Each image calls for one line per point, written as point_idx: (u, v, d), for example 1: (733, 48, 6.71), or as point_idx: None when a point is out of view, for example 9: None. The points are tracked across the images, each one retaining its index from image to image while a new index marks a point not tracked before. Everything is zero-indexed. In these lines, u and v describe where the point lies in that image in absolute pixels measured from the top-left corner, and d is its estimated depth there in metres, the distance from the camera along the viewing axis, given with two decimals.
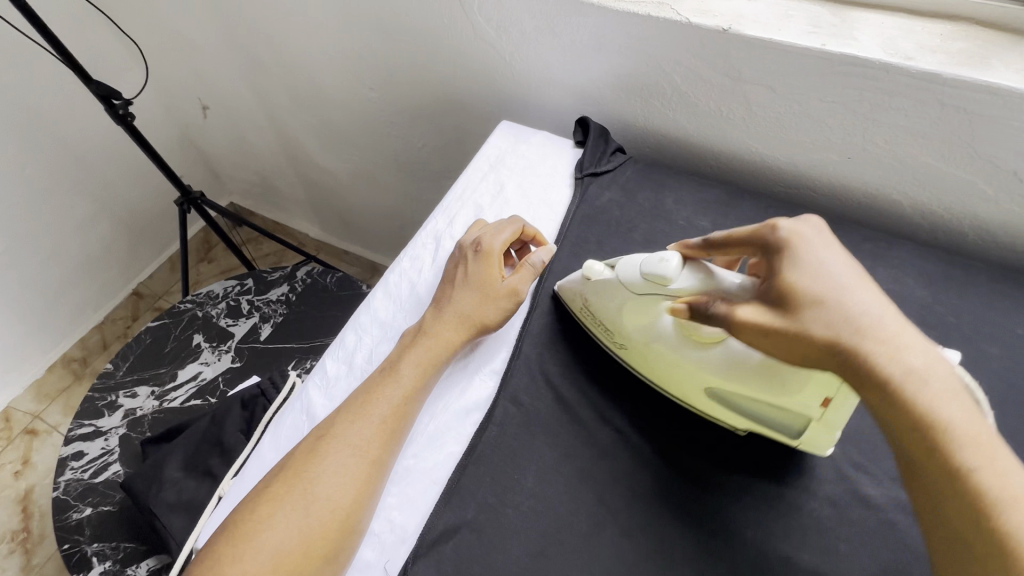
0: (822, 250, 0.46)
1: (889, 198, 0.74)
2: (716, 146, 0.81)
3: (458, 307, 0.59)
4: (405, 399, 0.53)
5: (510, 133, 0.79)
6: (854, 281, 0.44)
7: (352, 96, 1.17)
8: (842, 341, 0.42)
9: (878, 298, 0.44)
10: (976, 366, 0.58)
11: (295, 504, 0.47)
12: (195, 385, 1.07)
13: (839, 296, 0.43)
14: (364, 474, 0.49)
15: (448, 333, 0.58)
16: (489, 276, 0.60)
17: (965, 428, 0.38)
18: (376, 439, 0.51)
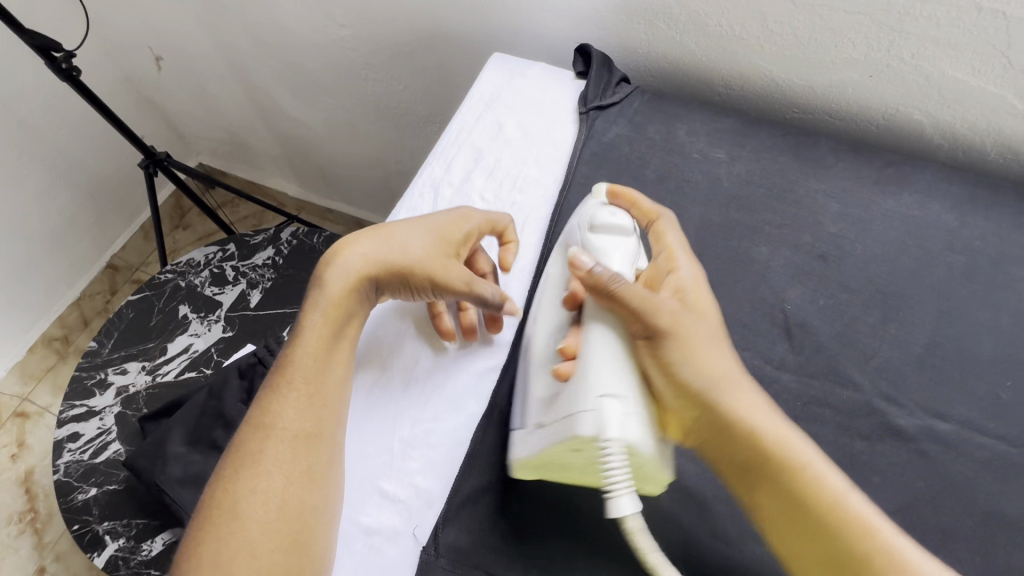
0: (693, 329, 0.48)
1: (910, 118, 0.69)
2: (725, 74, 0.75)
3: (382, 245, 0.52)
4: (315, 362, 0.49)
5: (500, 68, 0.72)
6: (706, 341, 0.48)
7: (317, 31, 1.06)
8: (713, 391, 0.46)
9: (719, 363, 0.48)
10: (1002, 288, 0.56)
11: (224, 507, 0.44)
12: (187, 357, 1.02)
13: (702, 356, 0.47)
14: (288, 452, 0.46)
15: (356, 271, 0.51)
16: (449, 230, 0.54)
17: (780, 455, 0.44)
18: (296, 412, 0.47)
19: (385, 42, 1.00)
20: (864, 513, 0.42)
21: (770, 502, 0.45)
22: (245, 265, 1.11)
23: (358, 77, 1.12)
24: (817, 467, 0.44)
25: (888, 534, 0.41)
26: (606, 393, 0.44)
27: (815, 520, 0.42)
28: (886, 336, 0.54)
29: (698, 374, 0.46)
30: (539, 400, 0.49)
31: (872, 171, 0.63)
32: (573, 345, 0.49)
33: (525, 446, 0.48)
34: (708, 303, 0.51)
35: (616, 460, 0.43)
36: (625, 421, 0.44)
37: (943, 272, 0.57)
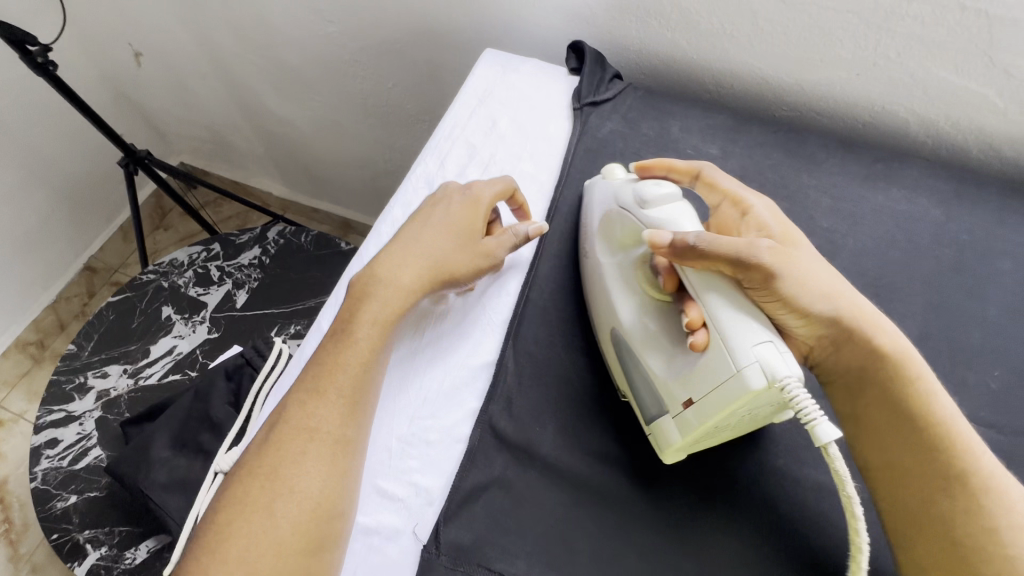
0: (801, 258, 0.47)
1: (895, 116, 0.71)
2: (716, 72, 0.76)
3: (423, 252, 0.53)
4: (358, 369, 0.48)
5: (493, 64, 0.72)
6: (817, 269, 0.47)
7: (304, 27, 1.04)
8: (841, 310, 0.46)
9: (827, 283, 0.47)
10: (988, 281, 0.57)
11: (260, 504, 0.43)
12: (170, 359, 1.00)
13: (817, 280, 0.47)
14: (331, 459, 0.45)
15: (403, 283, 0.51)
16: (472, 224, 0.54)
17: (911, 360, 0.46)
18: (334, 415, 0.46)
19: (374, 38, 0.99)
20: (974, 440, 0.44)
21: (898, 453, 0.45)
22: (230, 265, 1.08)
23: (346, 74, 1.10)
24: (957, 420, 0.44)
25: (988, 463, 0.43)
26: (760, 340, 0.41)
27: (949, 458, 0.43)
28: None
29: (827, 298, 0.46)
30: (681, 372, 0.46)
31: (861, 167, 0.64)
32: (697, 316, 0.45)
33: (681, 429, 0.45)
34: (794, 232, 0.51)
35: (804, 398, 0.40)
36: (784, 357, 0.41)
37: (931, 265, 0.58)
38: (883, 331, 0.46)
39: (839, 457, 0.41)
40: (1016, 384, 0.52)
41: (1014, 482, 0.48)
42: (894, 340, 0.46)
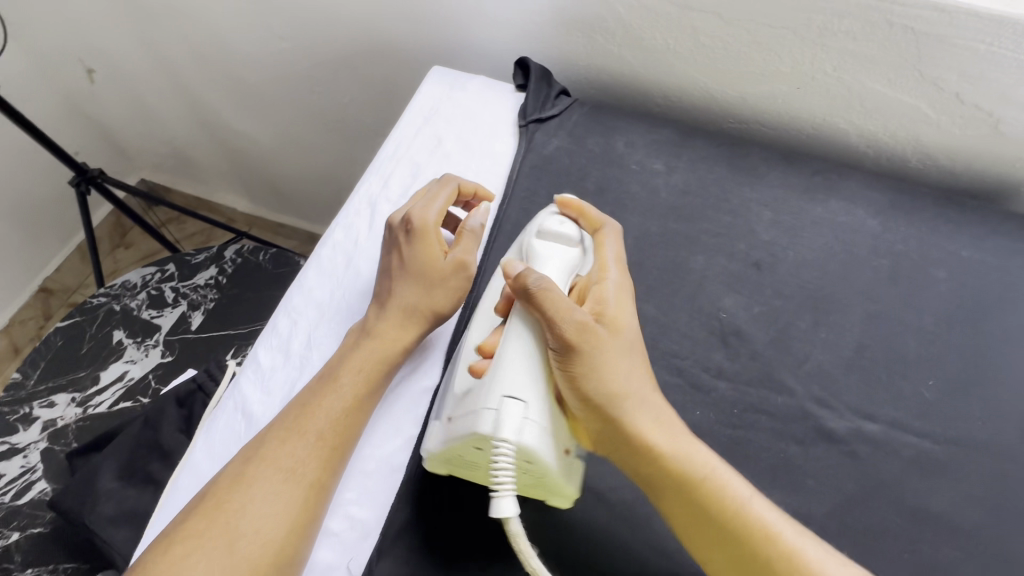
0: (609, 342, 0.46)
1: (836, 127, 0.72)
2: (663, 87, 0.76)
3: (409, 294, 0.52)
4: (342, 414, 0.47)
5: (439, 82, 0.72)
6: (618, 352, 0.47)
7: (256, 43, 1.03)
8: (617, 398, 0.45)
9: (632, 365, 0.47)
10: (923, 289, 0.58)
11: (219, 541, 0.41)
12: (122, 386, 0.96)
13: (613, 363, 0.46)
14: (304, 503, 0.44)
15: (392, 330, 0.51)
16: (433, 256, 0.53)
17: (674, 457, 0.44)
18: (311, 457, 0.45)
19: (328, 55, 0.98)
20: (768, 522, 0.43)
21: (673, 502, 0.45)
22: (185, 286, 1.06)
23: (302, 90, 1.09)
24: (718, 476, 0.44)
25: (786, 537, 0.42)
26: (510, 395, 0.43)
27: (721, 527, 0.43)
28: (816, 340, 0.55)
29: (604, 388, 0.45)
30: (454, 398, 0.47)
31: (802, 179, 0.65)
32: (492, 345, 0.48)
33: (439, 441, 0.46)
34: (631, 318, 0.49)
35: (505, 464, 0.41)
36: (523, 426, 0.42)
37: (868, 276, 0.59)
38: (676, 433, 0.45)
39: (518, 533, 0.41)
40: (950, 393, 0.53)
41: (948, 491, 0.48)
42: (671, 443, 0.45)
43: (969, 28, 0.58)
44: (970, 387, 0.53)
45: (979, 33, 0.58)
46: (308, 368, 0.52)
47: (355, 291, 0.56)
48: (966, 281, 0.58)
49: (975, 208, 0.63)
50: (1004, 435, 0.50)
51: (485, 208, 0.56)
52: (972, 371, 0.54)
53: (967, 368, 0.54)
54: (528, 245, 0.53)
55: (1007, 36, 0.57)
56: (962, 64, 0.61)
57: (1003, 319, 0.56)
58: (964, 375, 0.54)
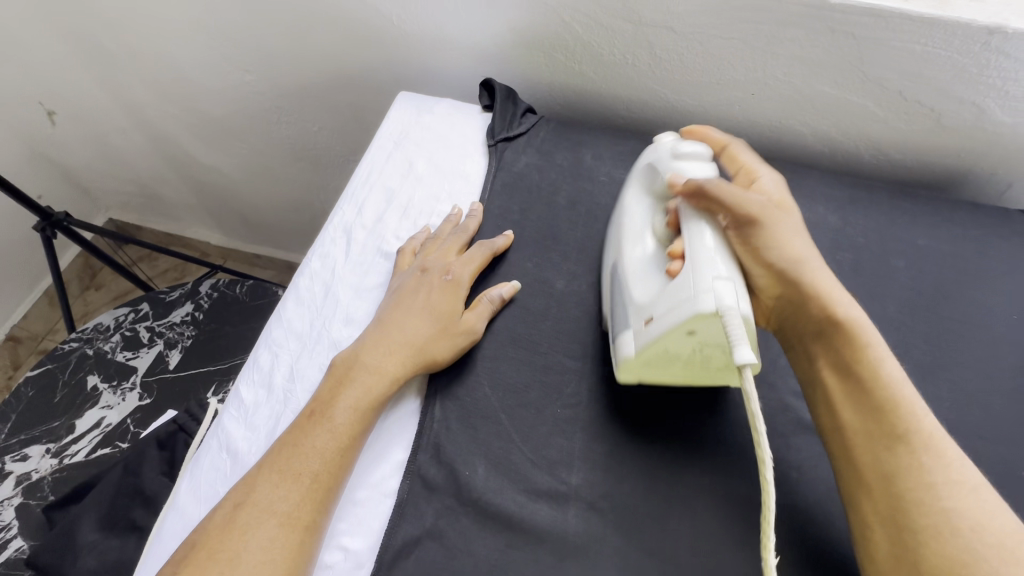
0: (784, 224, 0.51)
1: (791, 129, 0.76)
2: (625, 100, 0.79)
3: (412, 326, 0.54)
4: (331, 451, 0.47)
5: (406, 108, 0.73)
6: (795, 231, 0.51)
7: (222, 77, 1.03)
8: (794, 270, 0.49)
9: (803, 244, 0.51)
10: (885, 279, 0.61)
11: None
12: (99, 433, 0.93)
13: (792, 238, 0.50)
14: (293, 542, 0.43)
15: (382, 367, 0.51)
16: (448, 308, 0.55)
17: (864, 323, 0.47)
18: (300, 495, 0.45)
19: (295, 85, 0.99)
20: (917, 404, 0.43)
21: (839, 393, 0.46)
22: (161, 325, 1.05)
23: (271, 120, 1.09)
24: (880, 351, 0.46)
25: (928, 423, 0.42)
26: (719, 276, 0.44)
27: (871, 393, 0.44)
28: None
29: (787, 257, 0.49)
30: (645, 296, 0.49)
31: None
32: (679, 246, 0.49)
33: (637, 344, 0.48)
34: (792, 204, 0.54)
35: (737, 324, 0.42)
36: (737, 295, 0.44)
37: (833, 269, 0.61)
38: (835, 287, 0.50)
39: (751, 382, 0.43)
40: (919, 376, 0.55)
41: None
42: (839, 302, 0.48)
43: (905, 31, 0.61)
44: (937, 370, 0.55)
45: (914, 35, 0.61)
46: (292, 401, 0.52)
47: (337, 320, 0.56)
48: (924, 268, 0.61)
49: (926, 198, 0.67)
50: (971, 414, 0.53)
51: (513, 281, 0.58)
52: (936, 353, 0.56)
53: (932, 351, 0.56)
54: (660, 166, 0.56)
55: (940, 37, 0.61)
56: (902, 64, 0.64)
57: (960, 302, 0.59)
58: (930, 358, 0.56)
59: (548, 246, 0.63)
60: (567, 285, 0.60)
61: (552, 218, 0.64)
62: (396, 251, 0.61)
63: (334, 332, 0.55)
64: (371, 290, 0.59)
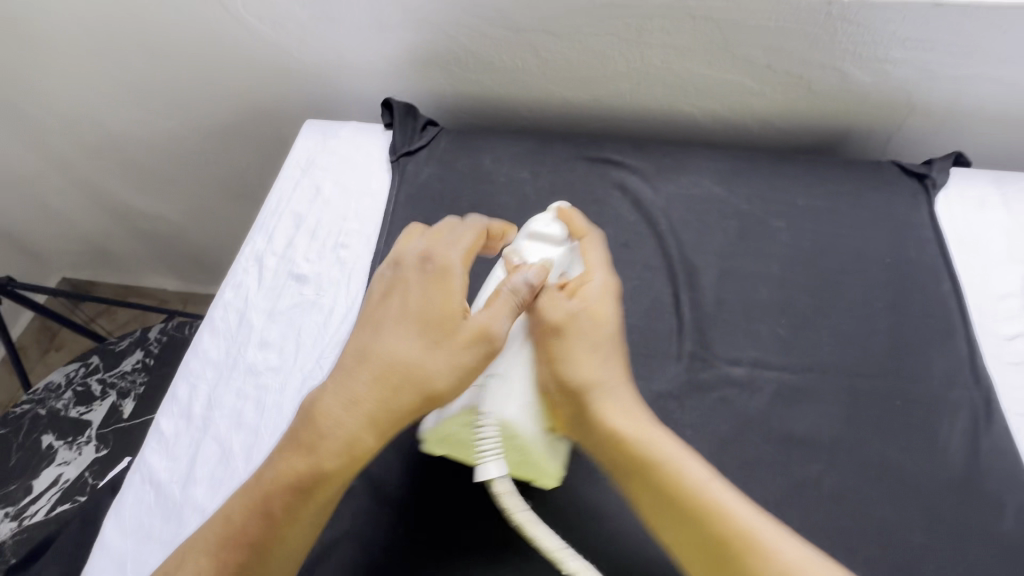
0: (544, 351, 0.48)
1: (681, 111, 0.80)
2: (525, 102, 0.83)
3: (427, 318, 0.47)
4: (289, 476, 0.44)
5: (311, 135, 0.76)
6: (579, 346, 0.48)
7: (144, 125, 1.04)
8: (590, 385, 0.47)
9: (601, 359, 0.48)
10: (769, 240, 0.65)
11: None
12: (58, 489, 0.93)
13: (580, 355, 0.48)
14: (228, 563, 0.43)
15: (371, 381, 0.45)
16: (443, 314, 0.46)
17: (640, 445, 0.46)
18: (243, 514, 0.44)
19: (216, 124, 1.01)
20: (753, 532, 0.42)
21: (670, 525, 0.44)
22: (113, 375, 1.06)
23: (201, 162, 1.11)
24: (677, 463, 0.45)
25: (764, 534, 0.41)
26: (499, 376, 0.47)
27: (692, 515, 0.43)
28: (684, 304, 0.60)
29: (580, 376, 0.47)
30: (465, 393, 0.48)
31: (654, 161, 0.72)
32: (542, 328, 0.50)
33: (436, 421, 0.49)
34: (613, 314, 0.50)
35: (489, 437, 0.45)
36: (503, 398, 0.46)
37: (720, 237, 0.65)
38: (632, 408, 0.48)
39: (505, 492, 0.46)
40: (802, 327, 0.58)
41: (811, 414, 0.53)
42: (633, 424, 0.47)
43: (756, 9, 0.65)
44: (818, 319, 0.59)
45: (765, 12, 0.66)
46: (211, 428, 0.54)
47: (252, 345, 0.58)
48: (803, 226, 0.65)
49: (805, 161, 0.71)
50: (850, 354, 0.57)
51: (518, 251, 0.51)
52: (817, 303, 0.60)
53: (814, 302, 0.60)
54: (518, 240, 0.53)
55: (789, 11, 0.65)
56: (762, 40, 0.69)
57: (837, 254, 0.63)
58: (813, 309, 0.60)
59: None
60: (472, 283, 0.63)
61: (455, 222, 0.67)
62: (306, 273, 0.64)
63: (251, 356, 0.58)
64: (283, 312, 0.61)
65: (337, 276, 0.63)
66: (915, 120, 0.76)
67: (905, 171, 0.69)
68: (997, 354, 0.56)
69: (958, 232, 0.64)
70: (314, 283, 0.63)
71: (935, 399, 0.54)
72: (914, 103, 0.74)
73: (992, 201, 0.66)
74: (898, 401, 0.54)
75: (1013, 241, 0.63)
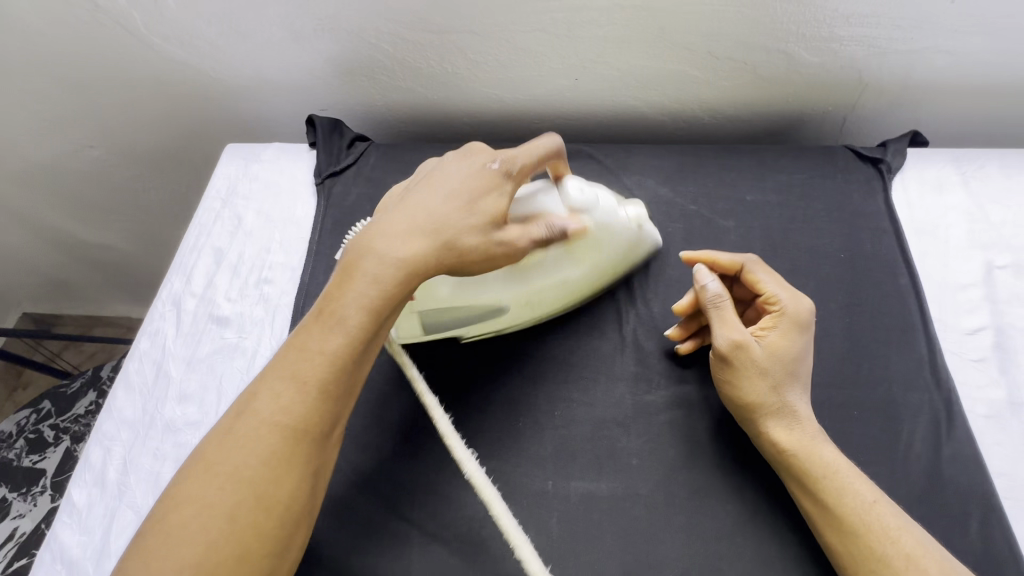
0: (751, 371, 0.48)
1: (626, 106, 0.75)
2: (461, 108, 0.78)
3: (414, 219, 0.44)
4: (293, 428, 0.40)
5: (232, 161, 0.71)
6: (778, 366, 0.48)
7: (72, 156, 0.99)
8: (766, 400, 0.48)
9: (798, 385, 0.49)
10: (715, 243, 0.61)
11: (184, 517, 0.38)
12: (13, 544, 0.90)
13: (789, 379, 0.49)
14: (270, 523, 0.39)
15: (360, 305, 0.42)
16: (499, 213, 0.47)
17: (840, 467, 0.45)
18: (269, 477, 0.39)
19: (148, 149, 0.96)
20: (889, 523, 0.42)
21: (836, 549, 0.43)
22: (67, 420, 1.01)
23: (138, 189, 1.06)
24: (840, 475, 0.45)
25: (905, 543, 0.41)
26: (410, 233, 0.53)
27: (854, 534, 0.42)
28: (629, 318, 0.57)
29: (752, 399, 0.48)
30: None
31: (595, 164, 0.68)
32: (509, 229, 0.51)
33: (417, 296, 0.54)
34: (800, 344, 0.49)
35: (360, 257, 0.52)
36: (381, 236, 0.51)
37: (666, 243, 0.61)
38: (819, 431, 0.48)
39: None
40: None
41: None
42: (834, 453, 0.46)
43: None
44: None
45: None
46: (126, 495, 0.50)
47: (168, 399, 0.55)
48: (752, 225, 0.62)
49: (753, 152, 0.67)
50: None
51: (705, 269, 0.52)
52: None
53: None
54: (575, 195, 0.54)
55: None
56: (700, 26, 0.64)
57: (788, 252, 0.60)
58: None
59: None
60: None
61: None
62: (228, 314, 0.59)
63: (167, 412, 0.54)
64: (203, 359, 0.57)
65: (261, 315, 0.59)
66: (870, 99, 0.71)
67: (859, 156, 0.65)
68: (959, 351, 0.53)
69: (915, 219, 0.61)
70: (236, 324, 0.59)
71: (893, 406, 0.51)
72: (867, 82, 0.69)
73: (952, 182, 0.62)
74: (855, 410, 0.51)
75: (973, 225, 0.60)
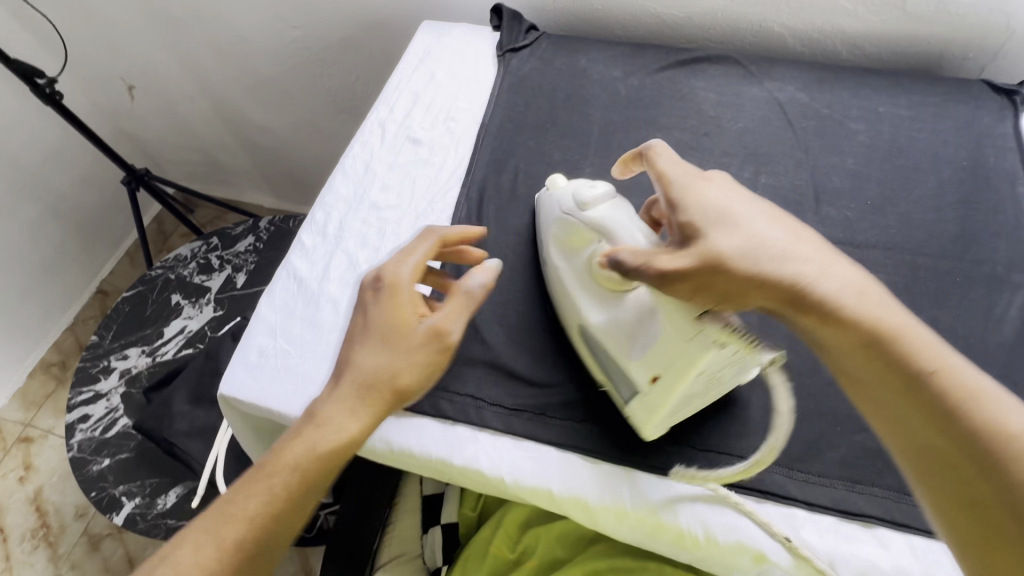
0: (715, 242, 0.43)
1: (772, 31, 0.83)
2: (620, 17, 0.89)
3: (349, 379, 0.46)
4: None
5: (427, 32, 0.86)
6: (720, 220, 0.44)
7: (274, 36, 1.19)
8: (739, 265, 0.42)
9: (755, 237, 0.43)
10: (843, 139, 0.69)
11: None
12: (183, 336, 1.12)
13: (733, 229, 0.43)
14: None
15: (334, 443, 0.44)
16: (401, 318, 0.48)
17: (899, 354, 0.38)
18: None
19: (337, 36, 1.14)
20: (958, 384, 0.37)
21: (913, 415, 0.37)
22: (230, 256, 1.21)
23: (316, 75, 1.25)
24: (889, 327, 0.39)
25: (970, 382, 0.37)
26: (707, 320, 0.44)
27: (932, 399, 0.37)
28: (759, 184, 0.66)
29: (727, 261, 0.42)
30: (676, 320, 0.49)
31: (739, 68, 0.77)
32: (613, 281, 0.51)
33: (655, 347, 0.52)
34: (732, 201, 0.45)
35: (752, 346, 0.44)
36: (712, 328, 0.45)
37: (798, 134, 0.70)
38: (866, 295, 0.41)
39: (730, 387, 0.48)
40: (872, 212, 0.63)
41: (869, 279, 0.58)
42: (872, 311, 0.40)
43: None
44: (887, 206, 0.63)
45: None
46: (344, 243, 0.65)
47: (375, 187, 0.70)
48: (881, 129, 0.69)
49: (891, 76, 0.74)
50: (916, 237, 0.61)
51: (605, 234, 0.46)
52: (888, 191, 0.64)
53: (884, 192, 0.64)
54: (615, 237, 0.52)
55: None
56: None
57: (911, 154, 0.67)
58: (883, 197, 0.64)
59: (547, 129, 0.74)
60: (564, 155, 0.71)
61: (552, 107, 0.75)
62: (422, 138, 0.74)
63: (373, 195, 0.69)
64: (402, 165, 0.71)
65: (448, 142, 0.73)
66: (1011, 46, 0.76)
67: (993, 88, 0.70)
68: None
69: None
70: (428, 145, 0.73)
71: (996, 279, 0.57)
72: (1012, 28, 0.74)
73: None
74: (958, 277, 0.58)
75: None
